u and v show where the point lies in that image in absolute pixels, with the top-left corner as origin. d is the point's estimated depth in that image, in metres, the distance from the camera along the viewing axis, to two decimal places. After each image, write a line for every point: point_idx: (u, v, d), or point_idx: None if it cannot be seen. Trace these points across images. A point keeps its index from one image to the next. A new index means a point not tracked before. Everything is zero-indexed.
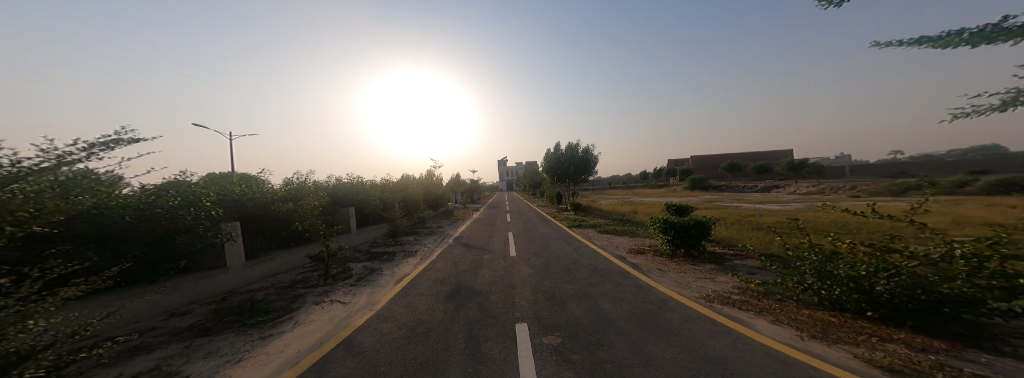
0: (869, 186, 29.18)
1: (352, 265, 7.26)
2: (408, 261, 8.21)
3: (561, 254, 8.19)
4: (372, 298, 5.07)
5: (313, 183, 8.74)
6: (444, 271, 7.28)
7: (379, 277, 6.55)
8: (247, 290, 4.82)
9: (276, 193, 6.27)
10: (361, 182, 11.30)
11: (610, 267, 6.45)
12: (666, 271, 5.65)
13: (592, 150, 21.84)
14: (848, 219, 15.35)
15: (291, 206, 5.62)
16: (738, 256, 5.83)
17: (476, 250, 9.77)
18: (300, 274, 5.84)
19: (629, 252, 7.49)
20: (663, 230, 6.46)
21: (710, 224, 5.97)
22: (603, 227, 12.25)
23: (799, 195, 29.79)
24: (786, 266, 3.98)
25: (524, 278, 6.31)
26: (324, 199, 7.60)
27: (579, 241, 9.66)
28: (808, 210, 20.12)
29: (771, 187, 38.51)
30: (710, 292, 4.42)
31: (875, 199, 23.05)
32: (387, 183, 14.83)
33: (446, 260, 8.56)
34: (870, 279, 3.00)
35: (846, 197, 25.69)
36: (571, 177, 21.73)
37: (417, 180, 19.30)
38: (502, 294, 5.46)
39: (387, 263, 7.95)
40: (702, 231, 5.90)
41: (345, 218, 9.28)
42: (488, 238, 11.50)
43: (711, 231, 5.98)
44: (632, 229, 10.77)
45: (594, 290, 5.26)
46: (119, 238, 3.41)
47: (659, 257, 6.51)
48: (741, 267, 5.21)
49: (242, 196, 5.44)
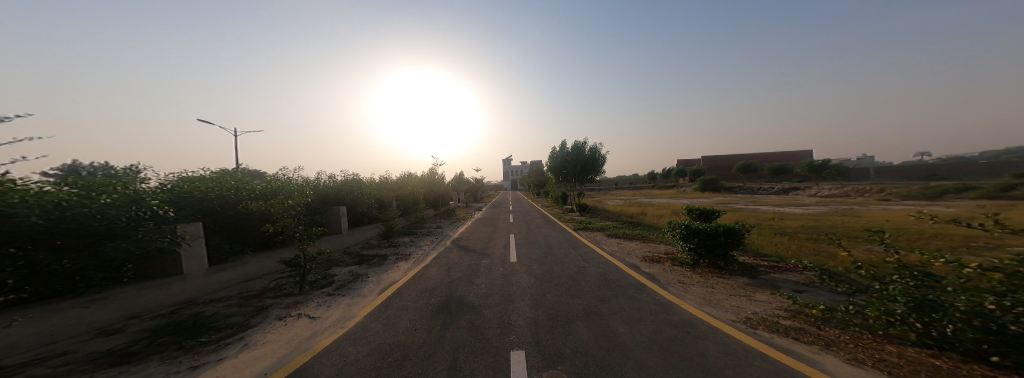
0: (897, 189, 27.39)
1: (336, 270, 6.68)
2: (399, 266, 7.58)
3: (566, 261, 7.42)
4: (347, 313, 4.60)
5: (301, 181, 8.25)
6: (436, 279, 6.61)
7: (362, 285, 5.95)
8: (206, 301, 4.36)
9: (252, 191, 5.78)
10: (355, 180, 10.77)
11: (622, 277, 5.65)
12: (689, 285, 4.81)
13: (600, 149, 20.88)
14: (880, 225, 14.10)
15: (261, 204, 5.04)
16: (773, 269, 4.93)
17: (474, 254, 9.09)
18: (273, 281, 5.39)
19: (642, 261, 6.68)
20: (685, 237, 5.59)
21: (743, 231, 5.05)
22: (612, 230, 11.42)
23: (821, 198, 28.16)
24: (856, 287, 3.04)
25: (524, 290, 5.57)
26: (308, 198, 7.04)
27: (587, 246, 8.86)
28: (834, 214, 18.79)
29: (788, 189, 36.77)
30: (749, 314, 3.52)
31: (906, 203, 21.50)
32: (386, 182, 14.29)
33: (441, 264, 7.90)
34: (997, 314, 2.06)
35: (874, 201, 24.07)
36: (578, 177, 20.87)
37: (419, 179, 18.77)
38: (497, 310, 4.74)
39: (376, 267, 7.31)
40: (733, 239, 4.99)
41: (334, 218, 8.74)
42: (489, 241, 10.80)
43: (743, 239, 5.07)
44: (643, 234, 9.91)
45: (605, 307, 4.48)
46: (29, 243, 2.84)
47: (679, 268, 5.67)
48: (781, 283, 4.30)
49: (205, 196, 4.96)
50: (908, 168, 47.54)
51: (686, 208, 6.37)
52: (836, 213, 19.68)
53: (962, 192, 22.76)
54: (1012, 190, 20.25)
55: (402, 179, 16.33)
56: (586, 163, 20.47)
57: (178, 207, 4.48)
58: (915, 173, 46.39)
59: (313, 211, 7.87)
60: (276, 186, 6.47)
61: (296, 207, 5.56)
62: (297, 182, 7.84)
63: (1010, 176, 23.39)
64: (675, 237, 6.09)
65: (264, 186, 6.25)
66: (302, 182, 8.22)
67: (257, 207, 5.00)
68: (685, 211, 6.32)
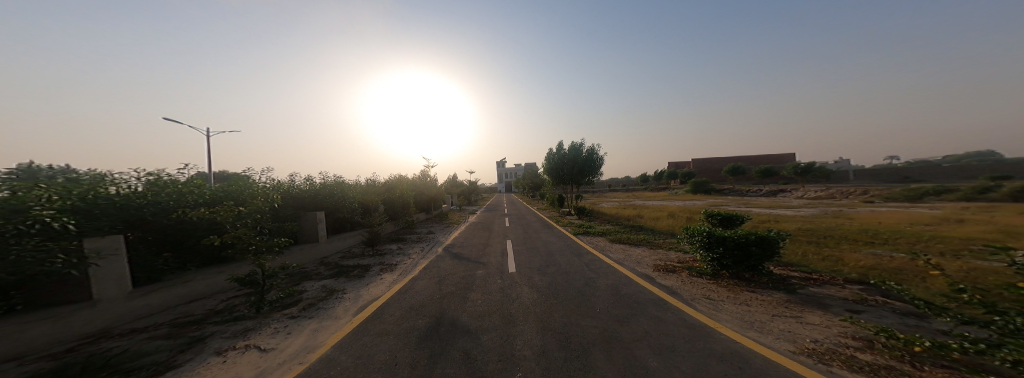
0: (881, 191, 28.09)
1: (306, 285, 5.80)
2: (382, 278, 6.71)
3: (571, 271, 6.73)
4: (312, 341, 3.75)
5: (271, 184, 7.31)
6: (426, 294, 5.80)
7: (336, 304, 5.09)
8: (125, 333, 3.51)
9: (192, 198, 4.98)
10: (336, 183, 9.85)
11: (638, 292, 5.00)
12: (718, 301, 4.19)
13: (597, 150, 20.44)
14: (877, 227, 14.09)
15: (206, 211, 4.17)
16: (808, 281, 4.34)
17: (469, 262, 8.31)
18: (224, 303, 4.54)
19: (655, 271, 6.07)
20: (707, 245, 4.96)
21: (777, 241, 4.39)
22: (614, 235, 10.83)
23: (808, 201, 28.63)
24: (970, 324, 2.31)
25: (527, 309, 4.83)
26: (274, 203, 6.14)
27: (591, 254, 8.20)
28: (827, 216, 18.91)
29: (777, 191, 37.49)
30: (810, 344, 2.83)
31: (893, 204, 21.98)
32: (372, 184, 13.32)
33: (431, 276, 7.09)
34: None
35: (861, 202, 24.56)
36: (574, 179, 20.33)
37: (409, 181, 17.82)
38: (498, 335, 3.97)
39: (356, 280, 6.39)
40: (765, 249, 4.33)
41: (310, 224, 7.82)
42: (484, 247, 10.01)
43: (778, 250, 4.39)
44: (649, 239, 9.34)
45: (626, 331, 3.80)
46: None
47: (700, 280, 5.07)
48: (829, 300, 3.67)
49: (127, 206, 4.11)
50: (885, 170, 49.49)
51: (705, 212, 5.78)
52: (829, 214, 19.85)
53: (941, 194, 23.46)
54: (989, 191, 20.95)
55: (391, 181, 15.37)
56: (583, 165, 19.98)
57: (89, 218, 3.64)
58: (892, 175, 48.31)
59: (283, 218, 6.95)
60: (225, 191, 5.66)
61: (251, 213, 4.66)
62: (266, 186, 6.93)
63: (984, 179, 24.37)
64: (694, 245, 5.47)
65: (214, 195, 5.38)
66: (273, 185, 7.28)
67: (200, 215, 4.14)
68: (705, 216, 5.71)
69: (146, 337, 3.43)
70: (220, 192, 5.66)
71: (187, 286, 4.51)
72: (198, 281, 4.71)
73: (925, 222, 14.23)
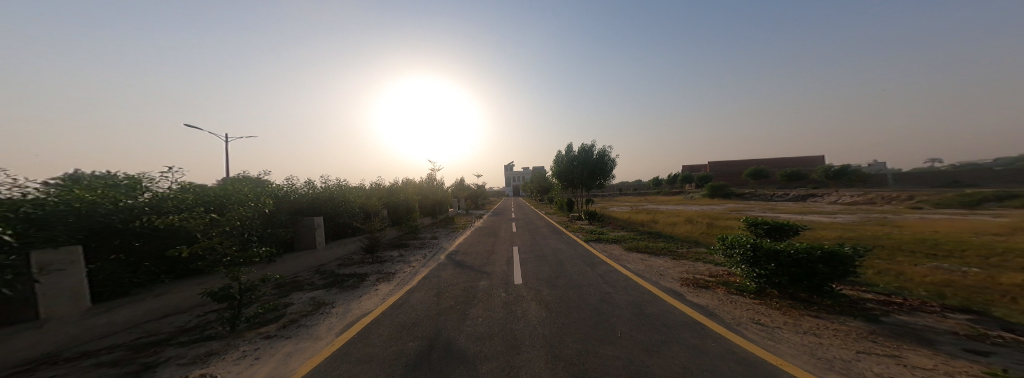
0: (929, 196, 25.55)
1: (293, 297, 5.31)
2: (377, 290, 6.17)
3: (584, 284, 5.99)
4: (281, 369, 3.20)
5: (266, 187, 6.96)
6: (421, 310, 5.20)
7: (320, 320, 4.56)
8: (71, 359, 3.06)
9: (172, 205, 4.65)
10: (338, 186, 9.55)
11: (666, 312, 4.20)
12: (770, 327, 3.36)
13: (609, 153, 19.54)
14: (932, 236, 12.49)
15: (176, 218, 3.62)
16: (891, 307, 3.44)
17: (471, 272, 7.68)
18: (196, 319, 4.08)
19: (683, 285, 5.25)
20: (755, 259, 4.07)
21: (853, 259, 3.28)
22: (630, 242, 9.94)
23: (843, 206, 26.44)
24: None
25: (534, 331, 4.12)
26: (268, 206, 5.68)
27: (606, 264, 7.37)
28: (868, 223, 17.16)
29: (805, 196, 35.08)
30: None
31: (945, 211, 19.81)
32: (376, 188, 12.99)
33: (430, 287, 6.51)
34: None
35: (906, 209, 22.34)
36: (585, 183, 19.45)
37: (415, 185, 17.51)
38: (498, 366, 3.27)
39: (347, 292, 5.87)
40: (833, 268, 3.33)
41: (306, 230, 7.48)
42: (489, 255, 9.36)
43: (854, 270, 3.29)
44: (670, 248, 8.45)
45: (657, 364, 3.03)
46: None
47: (741, 299, 4.24)
48: (932, 334, 2.79)
49: (94, 213, 3.75)
50: (927, 174, 45.59)
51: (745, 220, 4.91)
52: (869, 221, 18.04)
53: (1003, 200, 20.99)
54: None
55: (396, 185, 15.05)
56: (595, 168, 19.09)
57: (41, 226, 3.27)
58: (936, 179, 44.46)
59: (277, 223, 6.57)
60: (211, 196, 5.33)
61: (232, 220, 4.02)
62: (261, 190, 6.59)
63: None
64: (735, 258, 4.59)
65: (197, 201, 5.04)
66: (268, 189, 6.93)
67: (168, 223, 3.60)
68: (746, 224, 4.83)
69: (91, 363, 2.96)
70: (206, 196, 5.32)
71: (158, 300, 4.10)
72: (171, 293, 4.29)
73: (990, 232, 12.51)
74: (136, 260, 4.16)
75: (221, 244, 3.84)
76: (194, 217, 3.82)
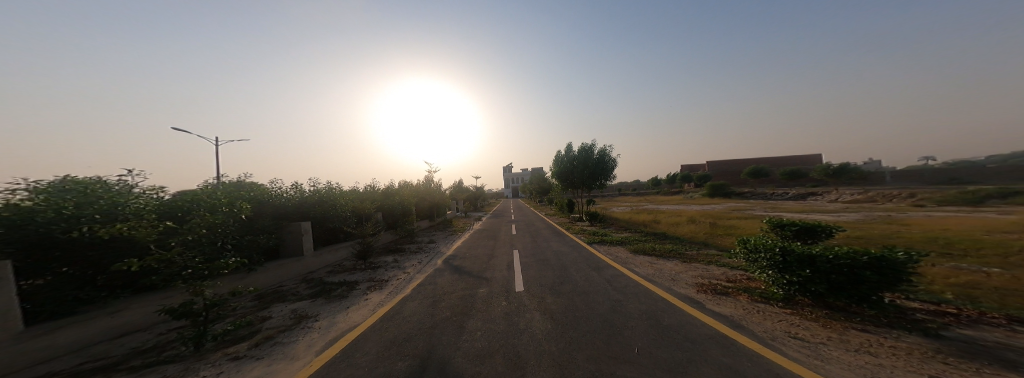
0: (930, 194, 25.39)
1: (272, 310, 4.82)
2: (368, 300, 5.69)
3: (591, 291, 5.56)
4: None
5: (248, 192, 6.46)
6: (414, 322, 4.75)
7: (300, 337, 4.07)
8: None
9: (125, 213, 4.06)
10: (329, 189, 9.11)
11: (685, 324, 3.78)
12: (810, 341, 2.95)
13: (610, 153, 19.18)
14: (942, 235, 12.20)
15: (123, 227, 3.03)
16: (945, 318, 3.04)
17: (469, 278, 7.24)
18: (155, 339, 3.60)
19: (699, 291, 4.84)
20: (786, 264, 3.63)
21: (902, 264, 2.79)
22: (635, 244, 9.54)
23: (844, 205, 26.26)
24: None
25: (540, 347, 3.68)
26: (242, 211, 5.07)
27: (612, 268, 6.95)
28: (874, 222, 16.89)
29: (805, 195, 34.98)
30: None
31: (948, 209, 19.61)
32: (371, 190, 12.54)
33: (425, 296, 6.06)
34: None
35: (908, 207, 22.17)
36: (586, 183, 19.06)
37: (411, 187, 17.07)
38: None
39: (335, 303, 5.38)
40: (882, 277, 2.85)
41: (292, 236, 7.02)
42: (488, 259, 8.91)
43: (901, 279, 2.83)
44: (677, 250, 8.07)
45: None
46: None
47: (767, 307, 3.83)
48: (1009, 353, 2.38)
49: (22, 224, 3.21)
50: (925, 172, 45.70)
51: (767, 221, 4.49)
52: (874, 220, 17.78)
53: (1006, 198, 20.85)
54: None
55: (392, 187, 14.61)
56: (596, 169, 18.71)
57: None
58: (934, 177, 44.56)
59: (258, 229, 6.07)
60: (178, 202, 4.83)
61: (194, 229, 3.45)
62: (240, 195, 6.09)
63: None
64: (758, 263, 4.15)
65: (154, 207, 4.45)
66: (250, 194, 6.43)
67: (112, 232, 3.00)
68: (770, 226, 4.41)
69: None
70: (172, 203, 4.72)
71: (112, 318, 3.61)
72: (127, 310, 3.80)
73: (1001, 230, 12.24)
74: (85, 274, 3.64)
75: (182, 256, 3.32)
76: (145, 227, 3.18)
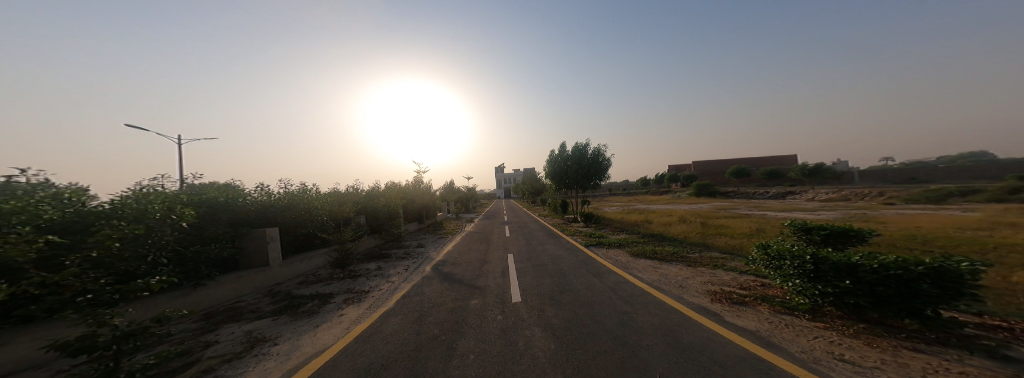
0: (900, 192, 26.74)
1: (221, 332, 4.04)
2: (342, 316, 4.95)
3: (595, 303, 5.08)
4: None
5: (202, 196, 5.66)
6: (395, 343, 4.09)
7: (246, 367, 3.31)
8: None
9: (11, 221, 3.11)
10: (303, 192, 8.27)
11: (708, 342, 3.33)
12: (859, 364, 2.52)
13: (603, 152, 18.96)
14: (924, 232, 12.57)
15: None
16: (998, 334, 2.72)
17: (460, 287, 6.64)
18: None
19: (712, 300, 4.45)
20: (818, 273, 3.24)
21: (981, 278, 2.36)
22: (635, 247, 9.20)
23: (823, 203, 27.27)
24: None
25: (545, 374, 3.14)
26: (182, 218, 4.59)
27: (615, 274, 6.53)
28: (856, 220, 17.43)
29: (785, 194, 36.31)
30: None
31: (919, 207, 20.61)
32: (353, 192, 11.71)
33: (409, 311, 5.40)
34: None
35: (882, 205, 23.23)
36: (579, 183, 18.73)
37: (398, 188, 16.23)
38: None
39: (301, 320, 4.63)
40: (947, 290, 2.47)
41: (256, 244, 6.26)
42: (481, 265, 8.33)
43: (968, 289, 2.42)
44: (679, 253, 7.75)
45: None
46: None
47: (792, 318, 3.44)
48: None
49: None
50: (892, 172, 48.49)
51: (794, 225, 4.41)
52: (854, 218, 18.41)
53: (968, 195, 22.14)
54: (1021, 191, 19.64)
55: (377, 188, 13.78)
56: (589, 168, 18.41)
57: None
58: (900, 176, 47.37)
59: (209, 238, 5.27)
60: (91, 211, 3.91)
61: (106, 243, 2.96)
62: (188, 199, 5.30)
63: (1011, 180, 23.08)
64: (782, 270, 3.77)
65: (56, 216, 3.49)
66: (205, 198, 5.63)
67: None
68: (798, 230, 4.31)
69: None
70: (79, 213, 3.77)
71: None
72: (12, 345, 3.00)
73: (975, 227, 12.73)
74: None
75: (81, 279, 2.71)
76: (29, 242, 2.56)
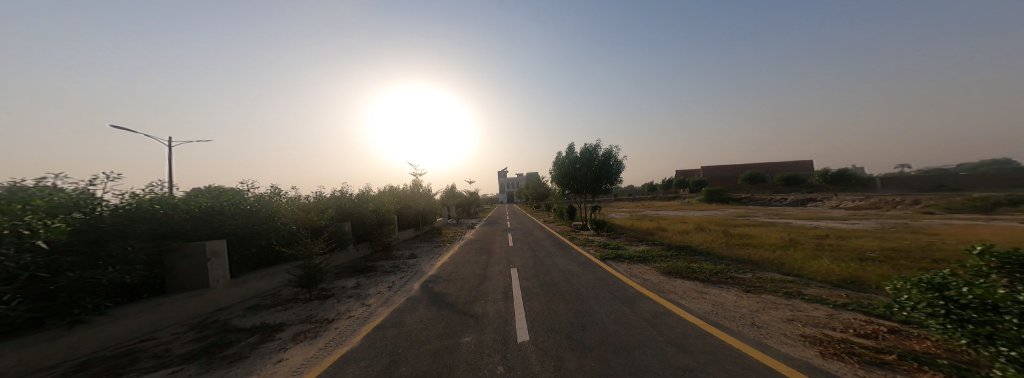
0: (936, 201, 24.73)
1: None
2: (277, 365, 3.58)
3: (634, 350, 3.62)
4: None
5: (108, 205, 4.52)
6: None
7: None
8: None
9: None
10: (265, 197, 7.06)
11: None
12: None
13: (614, 155, 17.53)
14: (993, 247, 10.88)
15: None
16: None
17: (451, 316, 5.20)
18: None
19: (823, 352, 2.91)
20: None
21: None
22: (662, 262, 7.69)
23: (851, 211, 25.34)
24: None
25: None
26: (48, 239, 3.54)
27: (650, 302, 5.07)
28: (897, 231, 15.73)
29: (805, 201, 34.40)
30: None
31: (966, 217, 18.73)
32: (338, 195, 10.42)
33: (377, 357, 3.95)
34: None
35: (919, 214, 21.34)
36: (589, 188, 17.25)
37: (393, 193, 14.94)
38: None
39: (212, 373, 3.29)
40: None
41: (190, 264, 5.07)
42: (480, 283, 6.87)
43: None
44: (723, 272, 6.28)
45: None
46: None
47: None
48: None
49: None
50: (916, 179, 46.09)
51: (998, 256, 2.52)
52: (895, 229, 16.54)
53: (1019, 205, 20.13)
54: None
55: (367, 192, 12.49)
56: (600, 171, 16.94)
57: None
58: (925, 183, 44.99)
59: (109, 258, 4.02)
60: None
61: None
62: (81, 211, 4.10)
63: None
64: (989, 328, 2.11)
65: None
66: (109, 208, 4.47)
67: None
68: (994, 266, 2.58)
69: None
70: None
71: None
72: None
73: None
74: None
75: None
76: None
